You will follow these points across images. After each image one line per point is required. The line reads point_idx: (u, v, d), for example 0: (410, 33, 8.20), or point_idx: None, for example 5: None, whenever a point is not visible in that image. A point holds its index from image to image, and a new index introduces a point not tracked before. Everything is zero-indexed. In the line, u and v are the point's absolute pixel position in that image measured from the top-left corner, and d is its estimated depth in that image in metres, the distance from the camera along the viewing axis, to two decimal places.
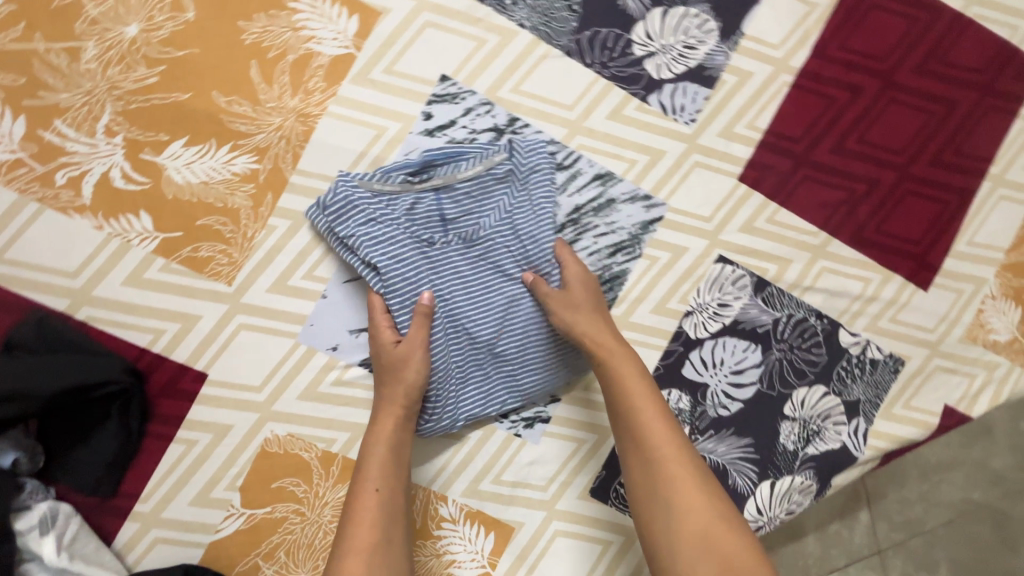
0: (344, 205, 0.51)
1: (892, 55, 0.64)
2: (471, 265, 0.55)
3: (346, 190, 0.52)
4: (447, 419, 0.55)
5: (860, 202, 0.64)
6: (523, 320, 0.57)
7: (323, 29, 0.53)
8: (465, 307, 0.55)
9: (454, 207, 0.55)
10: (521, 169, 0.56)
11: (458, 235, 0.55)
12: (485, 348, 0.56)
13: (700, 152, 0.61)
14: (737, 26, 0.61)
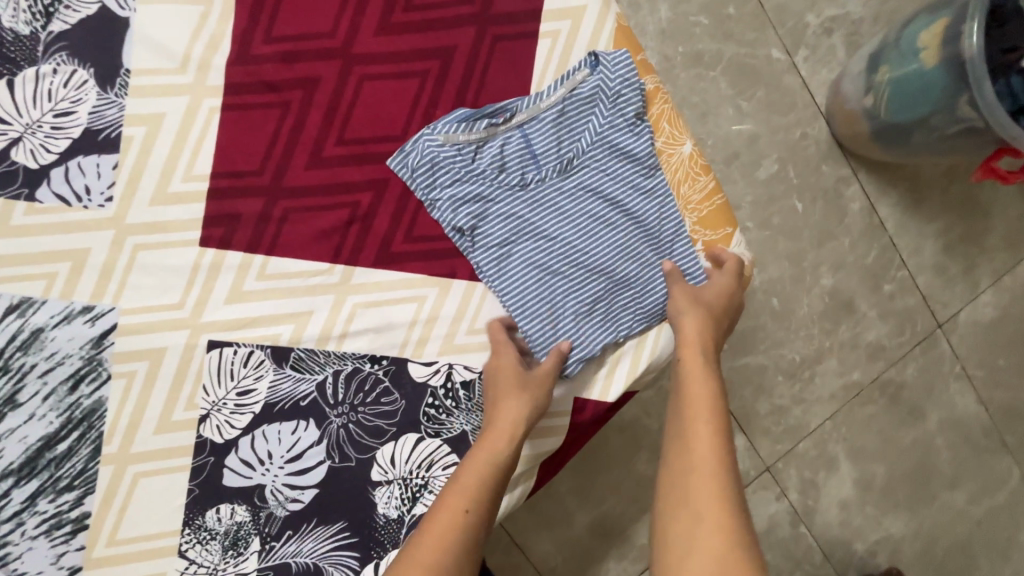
0: (434, 164, 0.52)
1: (340, 25, 0.51)
2: (567, 194, 0.53)
3: (433, 149, 0.52)
4: (580, 357, 0.54)
5: (371, 213, 0.52)
6: (634, 241, 0.54)
7: None
8: (572, 244, 0.53)
9: (519, 147, 0.53)
10: (608, 84, 0.53)
11: (522, 179, 0.53)
12: (605, 279, 0.54)
13: (134, 233, 0.49)
14: (115, 66, 0.48)
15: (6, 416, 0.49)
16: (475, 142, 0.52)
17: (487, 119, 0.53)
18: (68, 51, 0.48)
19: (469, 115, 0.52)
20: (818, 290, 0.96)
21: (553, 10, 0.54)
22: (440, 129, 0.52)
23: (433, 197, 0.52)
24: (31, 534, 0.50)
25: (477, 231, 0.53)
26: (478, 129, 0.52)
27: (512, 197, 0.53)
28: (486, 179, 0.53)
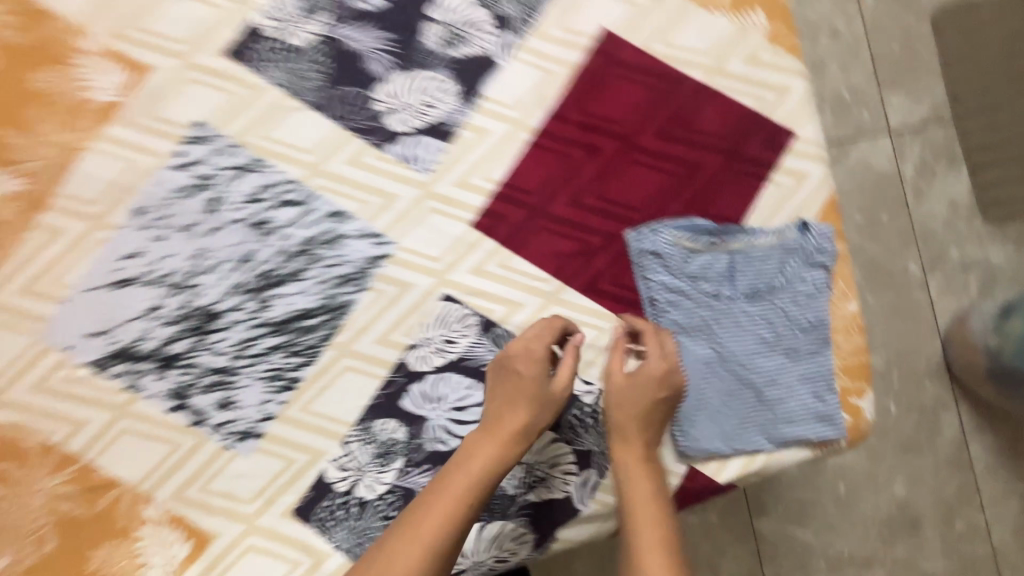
0: (657, 253, 0.66)
1: (631, 119, 0.68)
2: (747, 316, 0.65)
3: (661, 242, 0.66)
4: (710, 442, 0.65)
5: (595, 253, 0.66)
6: (785, 372, 0.65)
7: (100, 80, 0.64)
8: (735, 355, 0.65)
9: (725, 266, 0.66)
10: (809, 246, 0.66)
11: (718, 290, 0.65)
12: (750, 390, 0.65)
13: (435, 199, 0.66)
14: (477, 89, 0.67)
15: (286, 284, 0.64)
16: (694, 249, 0.66)
17: (709, 236, 0.66)
18: (453, 69, 0.67)
19: (697, 228, 0.66)
20: (887, 495, 0.98)
21: (787, 167, 0.68)
22: (672, 230, 0.66)
23: (646, 278, 0.66)
24: (257, 376, 0.63)
25: (667, 314, 0.65)
26: (701, 242, 0.66)
27: (705, 301, 0.65)
28: (690, 280, 0.65)
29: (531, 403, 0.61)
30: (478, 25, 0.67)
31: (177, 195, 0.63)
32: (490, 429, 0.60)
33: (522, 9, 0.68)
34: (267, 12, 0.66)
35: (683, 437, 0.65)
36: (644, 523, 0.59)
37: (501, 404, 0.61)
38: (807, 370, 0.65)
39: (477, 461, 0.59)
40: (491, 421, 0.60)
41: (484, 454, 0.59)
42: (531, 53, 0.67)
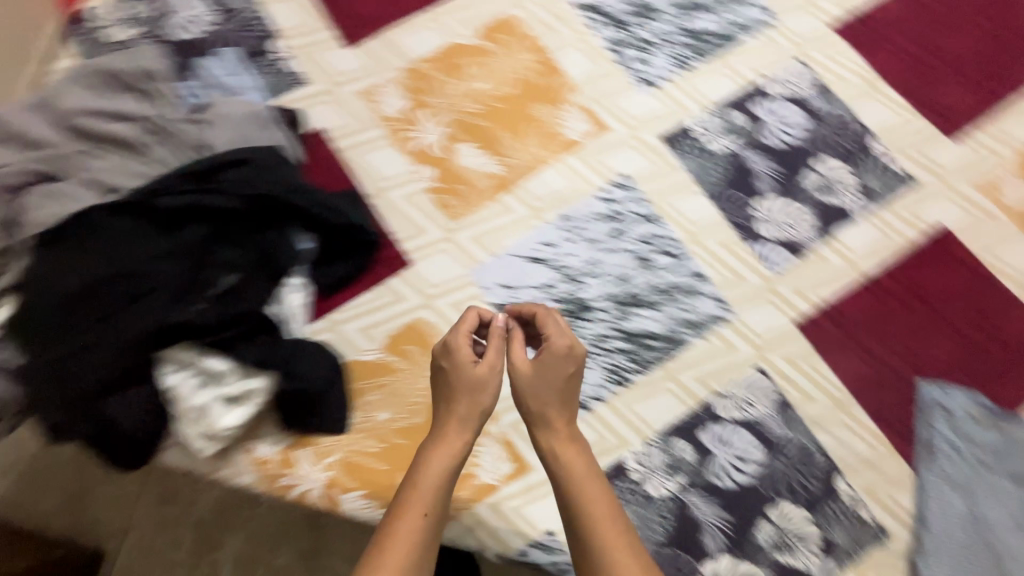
0: (941, 407, 0.79)
1: (946, 298, 0.84)
2: (1008, 492, 0.76)
3: (947, 400, 0.80)
4: None
5: (887, 387, 0.81)
6: None
7: (575, 124, 0.89)
8: (990, 520, 0.74)
9: (998, 442, 0.78)
10: None
11: (987, 459, 0.77)
12: (997, 558, 0.73)
13: (774, 294, 0.84)
14: (831, 229, 0.86)
15: (646, 308, 0.83)
16: (974, 417, 0.79)
17: (989, 413, 0.79)
18: (818, 209, 0.87)
19: (981, 402, 0.80)
20: None
21: None
22: (959, 394, 0.80)
23: (926, 421, 0.79)
24: (601, 365, 0.81)
25: (937, 458, 0.78)
26: (983, 417, 0.78)
27: (973, 461, 0.77)
28: (964, 440, 0.78)
29: (483, 402, 0.66)
30: (846, 185, 0.88)
31: (596, 217, 0.86)
32: (450, 427, 0.65)
33: (883, 186, 0.88)
34: (699, 122, 0.90)
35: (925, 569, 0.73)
36: (586, 502, 0.60)
37: (444, 401, 0.67)
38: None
39: (442, 449, 0.63)
40: (448, 412, 0.66)
41: (445, 444, 0.64)
42: (880, 221, 0.86)
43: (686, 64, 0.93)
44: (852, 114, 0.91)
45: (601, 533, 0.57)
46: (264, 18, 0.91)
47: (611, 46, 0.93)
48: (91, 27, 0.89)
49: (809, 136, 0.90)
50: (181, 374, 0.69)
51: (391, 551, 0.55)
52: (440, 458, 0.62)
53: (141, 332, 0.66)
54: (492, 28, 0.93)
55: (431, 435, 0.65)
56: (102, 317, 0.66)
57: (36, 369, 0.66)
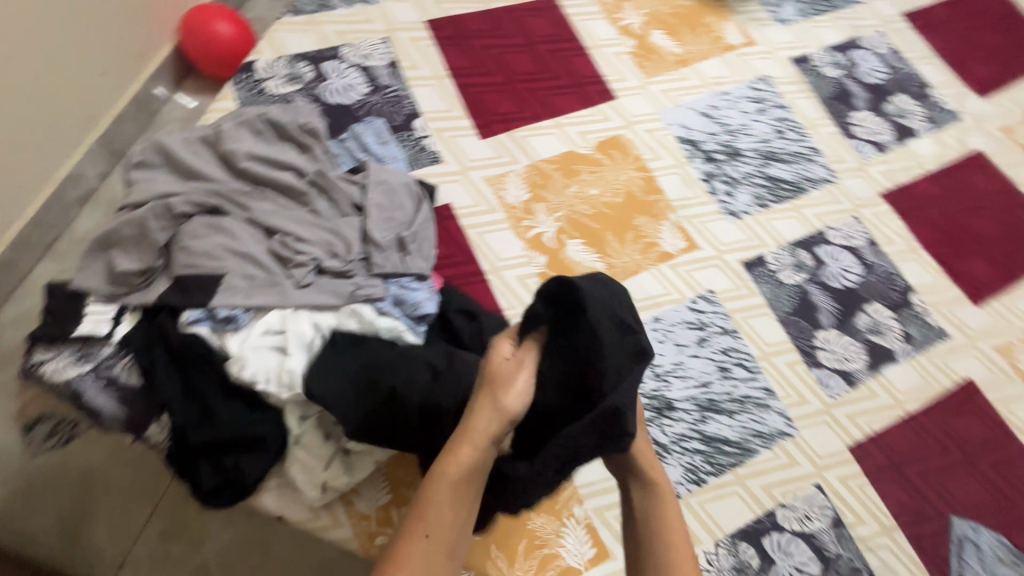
0: (974, 547, 0.88)
1: (976, 445, 0.94)
2: None
3: (980, 541, 0.88)
4: None
5: (927, 518, 0.89)
6: None
7: (669, 239, 1.02)
8: None
9: None
10: None
11: None
12: None
13: (830, 417, 0.94)
14: (879, 367, 0.98)
15: (722, 414, 0.91)
16: (1003, 561, 0.87)
17: (1014, 554, 0.88)
18: (867, 347, 1.00)
19: (1010, 546, 0.88)
20: None
21: None
22: (984, 536, 0.88)
23: (962, 561, 0.87)
24: (680, 462, 0.87)
25: None
26: (1007, 558, 0.87)
27: None
28: None
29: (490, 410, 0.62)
30: (891, 331, 1.01)
31: (684, 323, 0.96)
32: (467, 434, 0.61)
33: (920, 336, 1.02)
34: (773, 254, 1.04)
35: None
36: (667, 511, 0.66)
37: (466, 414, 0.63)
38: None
39: (461, 457, 0.60)
40: (465, 429, 0.61)
41: (460, 466, 0.59)
42: (920, 367, 0.99)
43: (764, 203, 1.08)
44: (898, 269, 1.07)
45: (680, 558, 0.63)
46: (410, 98, 1.02)
47: (704, 177, 1.08)
48: (255, 77, 0.97)
49: (862, 282, 1.05)
50: (308, 421, 0.72)
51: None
52: (444, 509, 0.58)
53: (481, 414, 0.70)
54: (606, 143, 1.06)
55: (446, 451, 0.61)
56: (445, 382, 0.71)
57: (193, 395, 0.70)
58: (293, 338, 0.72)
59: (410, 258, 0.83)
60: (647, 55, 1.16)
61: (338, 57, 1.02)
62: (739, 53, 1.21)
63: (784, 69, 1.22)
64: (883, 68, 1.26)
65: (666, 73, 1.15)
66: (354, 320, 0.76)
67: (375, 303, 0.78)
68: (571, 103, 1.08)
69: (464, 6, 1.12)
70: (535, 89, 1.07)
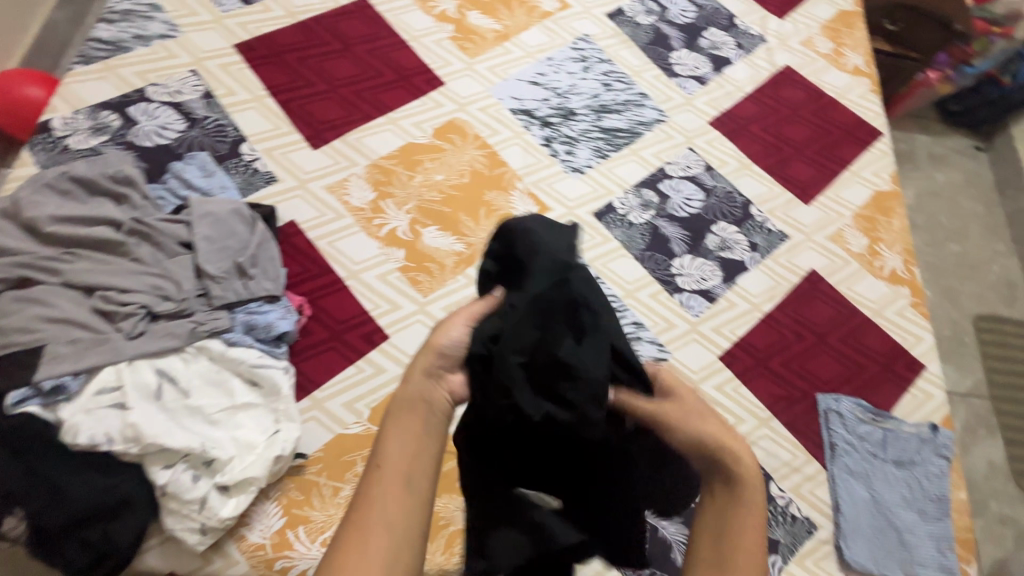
0: (837, 415, 0.97)
1: (825, 326, 1.06)
2: (894, 476, 0.95)
3: (841, 408, 0.98)
4: (863, 560, 0.88)
5: (796, 401, 0.99)
6: (917, 526, 0.91)
7: (521, 206, 1.05)
8: (886, 502, 0.93)
9: (882, 441, 0.97)
10: (938, 443, 0.97)
11: (875, 452, 0.96)
12: (892, 530, 0.91)
13: (698, 334, 1.01)
14: (733, 279, 1.07)
15: None
16: (862, 420, 0.98)
17: (870, 412, 0.99)
18: (720, 263, 1.08)
19: (865, 406, 0.99)
20: None
21: (920, 386, 1.03)
22: (844, 404, 0.98)
23: (830, 429, 0.96)
24: None
25: (842, 455, 0.95)
26: (866, 416, 0.98)
27: (866, 457, 0.95)
28: (858, 443, 0.96)
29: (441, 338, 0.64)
30: (739, 243, 1.10)
31: None
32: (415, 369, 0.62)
33: (765, 242, 1.11)
34: (620, 199, 1.10)
35: (843, 546, 0.89)
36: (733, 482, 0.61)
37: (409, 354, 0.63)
38: (934, 530, 0.92)
39: (412, 388, 0.61)
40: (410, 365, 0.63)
41: (410, 396, 0.60)
42: (768, 270, 1.09)
43: (604, 154, 1.14)
44: (735, 187, 1.16)
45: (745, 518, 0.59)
46: (233, 124, 1.00)
47: (544, 142, 1.12)
48: (54, 135, 0.91)
49: (706, 206, 1.13)
50: (172, 469, 0.70)
51: (358, 524, 0.53)
52: (395, 446, 0.57)
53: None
54: (443, 129, 1.08)
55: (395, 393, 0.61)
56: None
57: (36, 482, 0.65)
58: (134, 390, 0.71)
59: (254, 282, 0.83)
60: (468, 37, 1.19)
61: (145, 98, 0.98)
62: (556, 19, 1.26)
63: (602, 26, 1.29)
64: (691, 7, 1.36)
65: (489, 51, 1.18)
66: (205, 356, 0.76)
67: (223, 335, 0.78)
68: (400, 97, 1.09)
69: (273, 22, 1.11)
70: (362, 91, 1.08)
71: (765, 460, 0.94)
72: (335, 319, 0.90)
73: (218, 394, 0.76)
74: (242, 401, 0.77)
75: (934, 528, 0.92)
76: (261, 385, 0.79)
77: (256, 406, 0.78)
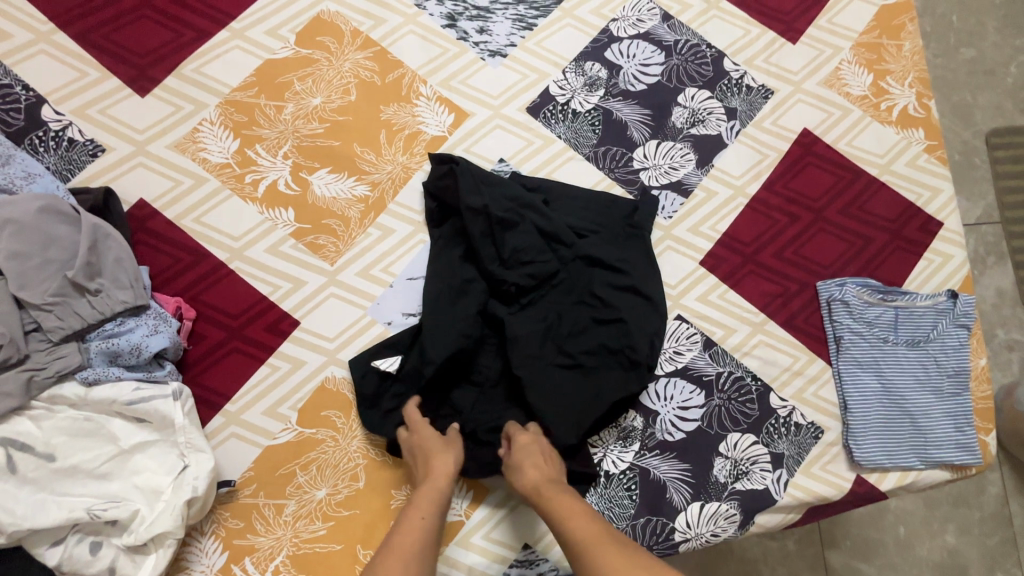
0: (842, 302, 0.83)
1: (823, 199, 0.88)
2: (909, 359, 0.83)
3: (846, 293, 0.84)
4: (875, 456, 0.81)
5: (793, 296, 0.85)
6: (932, 408, 0.83)
7: (431, 118, 0.82)
8: (899, 389, 0.83)
9: (893, 322, 0.84)
10: (957, 310, 0.85)
11: (887, 336, 0.84)
12: (906, 418, 0.82)
13: (672, 239, 0.84)
14: (710, 161, 0.86)
15: None
16: (869, 302, 0.84)
17: (878, 291, 0.85)
18: (692, 143, 0.86)
19: (872, 285, 0.85)
20: (941, 541, 1.28)
21: (936, 248, 0.88)
22: (849, 288, 0.84)
23: (833, 321, 0.83)
24: None
25: (850, 348, 0.83)
26: (874, 297, 0.84)
27: (876, 344, 0.83)
28: (867, 329, 0.83)
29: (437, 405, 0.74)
30: (712, 113, 0.88)
31: None
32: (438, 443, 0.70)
33: (745, 105, 0.89)
34: (557, 82, 0.86)
35: (852, 447, 0.81)
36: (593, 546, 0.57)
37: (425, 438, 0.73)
38: (952, 407, 0.83)
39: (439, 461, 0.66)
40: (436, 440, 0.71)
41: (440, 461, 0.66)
42: (752, 141, 0.88)
43: (528, 23, 0.87)
44: (702, 37, 0.90)
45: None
46: (20, 81, 0.74)
47: (446, 22, 0.85)
48: None
49: (667, 71, 0.88)
50: (62, 545, 0.59)
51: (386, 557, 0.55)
52: (427, 496, 0.62)
53: (576, 317, 0.75)
54: (308, 31, 0.81)
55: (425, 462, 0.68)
56: (520, 296, 0.75)
57: None
58: None
59: (103, 296, 0.65)
60: None
61: None
62: None
63: None
64: None
65: None
66: (64, 405, 0.62)
67: (79, 376, 0.62)
68: None
69: None
70: None
71: (763, 370, 0.82)
72: (229, 314, 0.73)
73: (97, 443, 0.62)
74: (130, 444, 0.63)
75: (952, 408, 0.83)
76: (149, 420, 0.64)
77: (153, 444, 0.64)
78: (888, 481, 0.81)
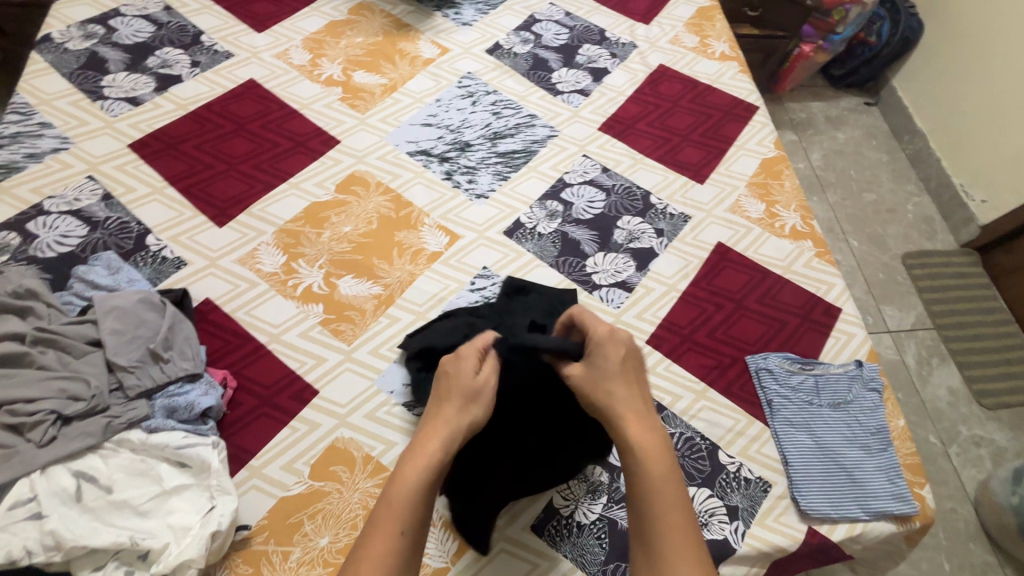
0: (768, 371, 1.01)
1: (741, 292, 1.11)
2: (833, 418, 0.98)
3: (770, 364, 1.02)
4: (821, 508, 0.90)
5: (727, 367, 1.02)
6: (864, 462, 0.94)
7: (431, 239, 1.09)
8: (830, 446, 0.95)
9: (814, 386, 1.00)
10: (865, 376, 1.02)
11: (811, 399, 0.99)
12: (843, 473, 0.93)
13: (622, 324, 1.04)
14: (647, 265, 1.11)
15: None
16: (791, 371, 1.01)
17: (798, 362, 1.03)
18: (632, 253, 1.13)
19: (791, 357, 1.03)
20: None
21: (840, 328, 1.08)
22: (772, 359, 1.02)
23: (764, 388, 1.00)
24: None
25: (781, 410, 0.98)
26: (794, 366, 1.02)
27: (803, 406, 0.99)
28: (793, 393, 0.99)
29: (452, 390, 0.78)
30: (646, 232, 1.16)
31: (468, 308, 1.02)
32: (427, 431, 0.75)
33: (671, 227, 1.17)
34: (527, 214, 1.15)
35: (799, 499, 0.90)
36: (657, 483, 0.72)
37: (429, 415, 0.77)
38: (882, 462, 0.94)
39: (417, 458, 0.71)
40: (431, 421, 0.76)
41: (420, 455, 0.71)
42: (679, 251, 1.14)
43: (504, 176, 1.20)
44: (633, 181, 1.22)
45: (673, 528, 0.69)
46: (136, 218, 1.02)
47: (445, 176, 1.18)
48: None
49: (608, 205, 1.18)
50: (103, 569, 0.70)
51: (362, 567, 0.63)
52: (400, 499, 0.68)
53: None
54: (345, 184, 1.13)
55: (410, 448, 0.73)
56: None
57: None
58: (50, 498, 0.71)
59: (171, 364, 0.83)
60: (357, 96, 1.25)
61: (42, 213, 1.00)
62: (438, 64, 1.34)
63: (483, 62, 1.36)
64: (564, 30, 1.45)
65: (380, 104, 1.25)
66: (126, 449, 0.77)
67: (143, 424, 0.78)
68: (300, 163, 1.14)
69: (163, 118, 1.15)
70: (260, 163, 1.12)
71: (709, 431, 0.96)
72: (262, 385, 0.91)
73: (145, 483, 0.75)
74: (171, 485, 0.75)
75: (884, 464, 0.94)
76: (189, 465, 0.77)
77: (188, 487, 0.76)
78: (838, 532, 0.89)
